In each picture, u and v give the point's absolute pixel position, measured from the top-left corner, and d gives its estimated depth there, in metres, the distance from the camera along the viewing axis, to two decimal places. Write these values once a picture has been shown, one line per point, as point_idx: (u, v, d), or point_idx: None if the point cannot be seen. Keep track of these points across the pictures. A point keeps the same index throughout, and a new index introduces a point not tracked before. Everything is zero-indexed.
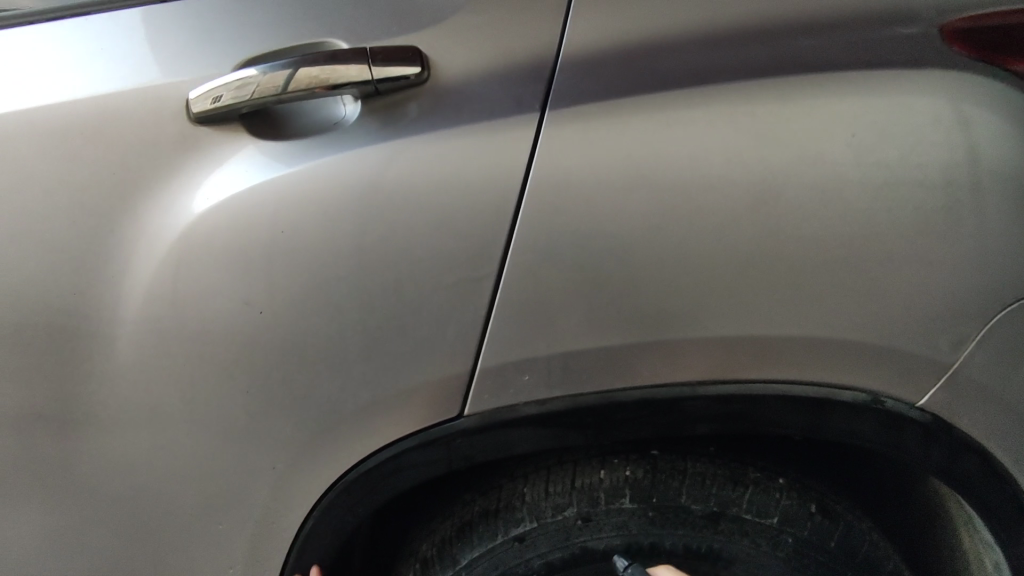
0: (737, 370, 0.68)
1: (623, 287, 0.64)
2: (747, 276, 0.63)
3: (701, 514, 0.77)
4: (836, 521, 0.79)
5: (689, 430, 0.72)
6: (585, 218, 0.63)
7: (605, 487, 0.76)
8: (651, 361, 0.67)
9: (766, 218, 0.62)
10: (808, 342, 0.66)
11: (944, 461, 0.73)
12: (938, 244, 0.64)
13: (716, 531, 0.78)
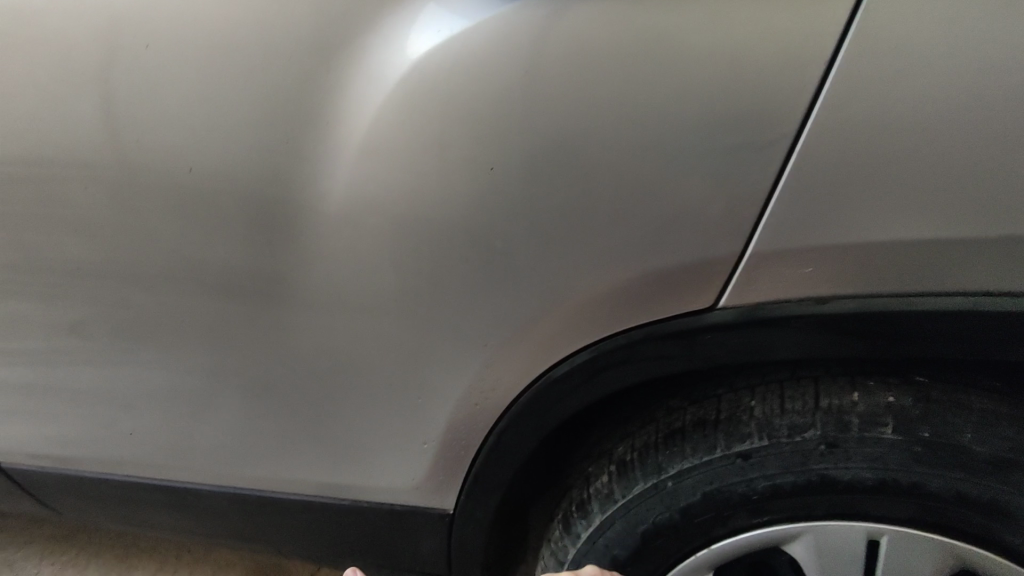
0: None
1: (967, 167, 0.47)
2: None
3: (986, 459, 0.58)
4: None
5: (1001, 357, 0.53)
6: (931, 67, 0.45)
7: (871, 417, 0.59)
8: (994, 270, 0.50)
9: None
10: None
11: None
12: None
13: (1003, 480, 0.58)
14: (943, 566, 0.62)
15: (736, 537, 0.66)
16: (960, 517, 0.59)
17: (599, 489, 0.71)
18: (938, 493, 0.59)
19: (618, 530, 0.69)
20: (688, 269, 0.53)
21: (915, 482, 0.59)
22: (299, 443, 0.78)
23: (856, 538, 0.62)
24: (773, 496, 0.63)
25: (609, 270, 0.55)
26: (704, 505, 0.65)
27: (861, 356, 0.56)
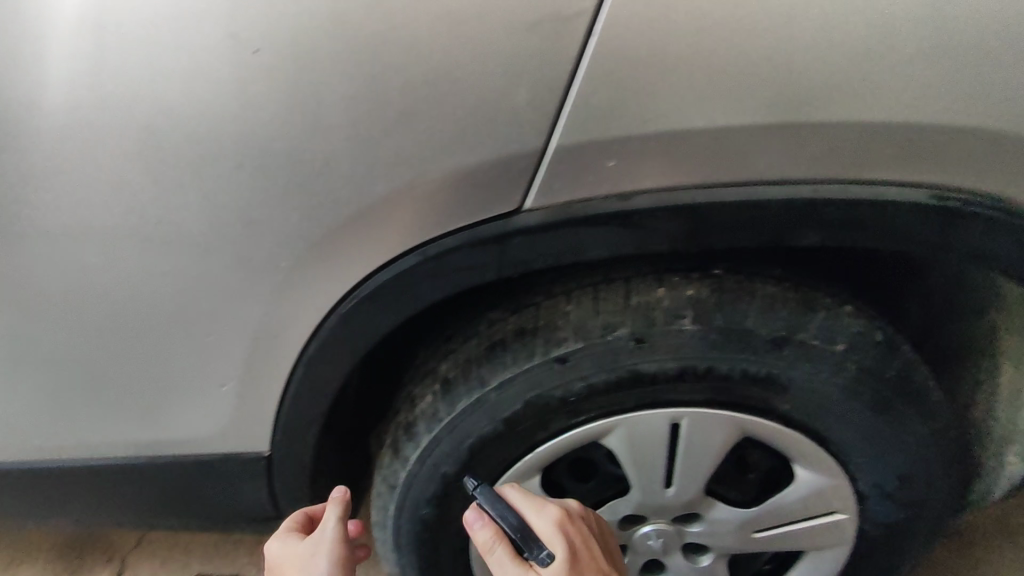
0: (864, 165, 0.49)
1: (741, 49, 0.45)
2: (957, 41, 0.45)
3: (767, 339, 0.60)
4: (897, 351, 0.64)
5: (793, 242, 0.51)
6: None
7: (672, 310, 0.60)
8: (779, 155, 0.48)
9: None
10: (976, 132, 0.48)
11: None
12: None
13: (778, 356, 0.61)
14: (728, 438, 0.67)
15: (559, 439, 0.67)
16: (745, 393, 0.63)
17: (424, 410, 0.68)
18: (727, 375, 0.62)
19: (444, 447, 0.67)
20: (494, 167, 0.48)
21: (708, 365, 0.61)
22: (72, 402, 0.64)
23: (660, 423, 0.66)
24: (587, 396, 0.63)
25: (406, 174, 0.48)
26: (525, 413, 0.64)
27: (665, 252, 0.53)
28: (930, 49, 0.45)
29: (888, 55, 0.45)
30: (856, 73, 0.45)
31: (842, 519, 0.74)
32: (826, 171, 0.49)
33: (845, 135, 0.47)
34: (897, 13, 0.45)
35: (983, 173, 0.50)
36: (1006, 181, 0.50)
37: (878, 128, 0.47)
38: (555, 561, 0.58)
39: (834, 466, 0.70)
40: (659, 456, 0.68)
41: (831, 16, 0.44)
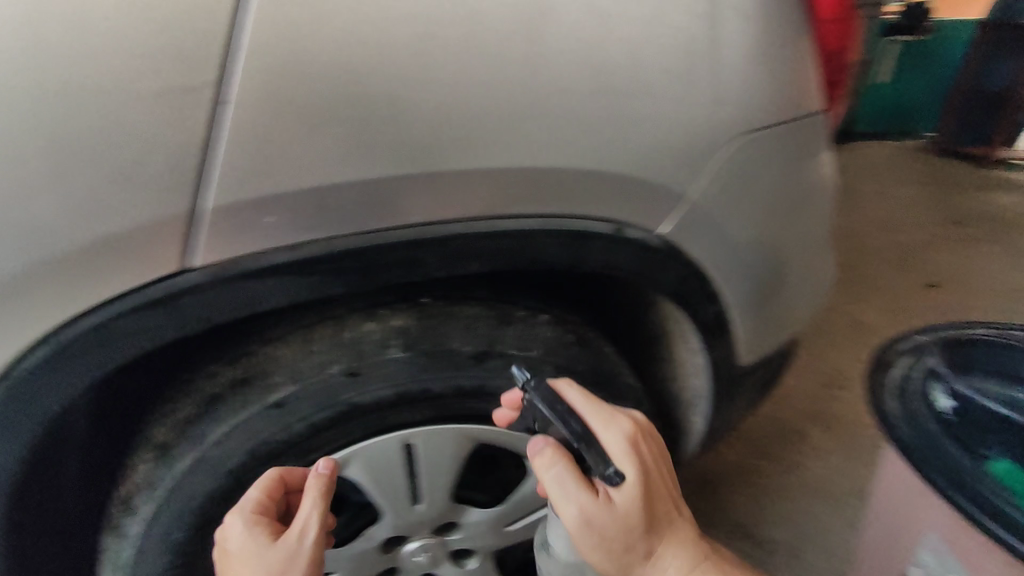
0: (509, 203, 0.58)
1: (375, 115, 0.51)
2: (557, 101, 0.56)
3: (470, 355, 0.68)
4: (587, 349, 0.76)
5: (462, 272, 0.59)
6: (327, 32, 0.49)
7: (380, 340, 0.65)
8: (430, 201, 0.55)
9: (574, 27, 0.55)
10: (594, 173, 0.59)
11: (684, 294, 0.71)
12: (688, 92, 0.62)
13: (483, 369, 0.69)
14: (460, 449, 0.73)
15: None
16: (463, 405, 0.70)
17: (141, 479, 0.64)
18: (441, 393, 0.68)
19: (167, 518, 0.64)
20: (143, 230, 0.49)
21: (423, 387, 0.67)
22: None
23: (393, 448, 0.70)
24: (312, 436, 0.65)
25: (46, 244, 0.48)
26: (251, 465, 0.64)
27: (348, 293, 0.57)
28: (537, 103, 0.55)
29: (500, 109, 0.54)
30: (478, 128, 0.54)
31: None
32: (473, 210, 0.57)
33: (479, 180, 0.56)
34: (503, 80, 0.54)
35: (602, 202, 0.61)
36: (622, 207, 0.62)
37: (505, 172, 0.56)
38: (627, 482, 0.58)
39: None
40: (400, 476, 0.72)
41: (450, 78, 0.52)
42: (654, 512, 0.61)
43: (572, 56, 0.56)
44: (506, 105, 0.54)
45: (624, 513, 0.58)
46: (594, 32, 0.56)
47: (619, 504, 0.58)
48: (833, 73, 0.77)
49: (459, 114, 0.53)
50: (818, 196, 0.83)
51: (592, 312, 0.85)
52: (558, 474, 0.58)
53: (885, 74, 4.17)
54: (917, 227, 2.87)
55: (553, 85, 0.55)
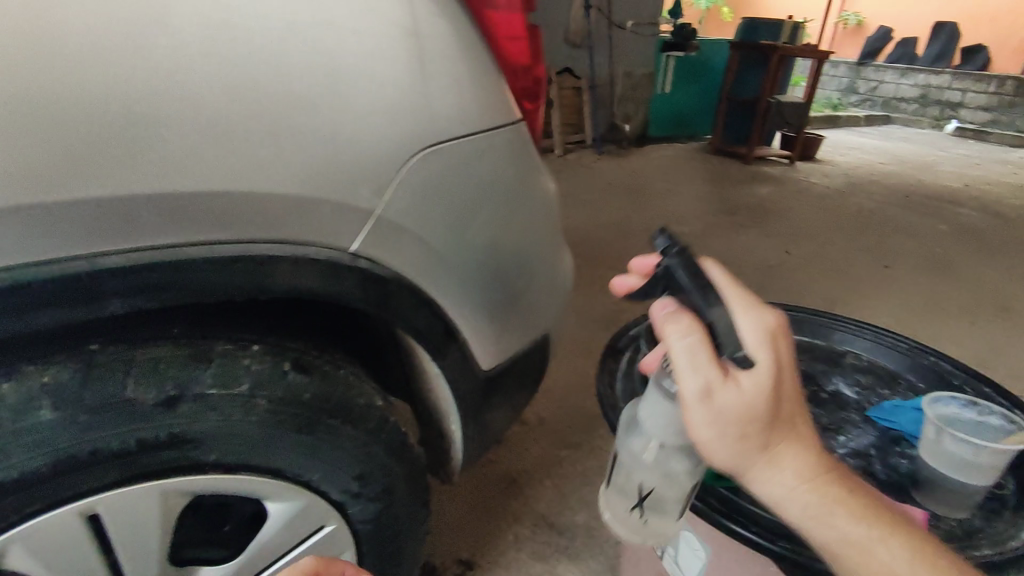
0: (145, 231, 0.55)
1: None
2: (180, 125, 0.55)
3: (153, 403, 0.61)
4: (312, 374, 0.73)
5: (101, 311, 0.56)
6: None
7: (25, 401, 0.57)
8: (35, 238, 0.51)
9: (187, 52, 0.54)
10: (260, 190, 0.59)
11: (398, 311, 0.71)
12: (342, 110, 0.62)
13: (173, 416, 0.63)
14: (162, 511, 0.67)
15: None
16: (157, 458, 0.64)
17: None
18: (121, 450, 0.61)
19: None
20: None
21: (92, 448, 0.60)
22: None
23: (66, 525, 0.62)
24: None
25: None
26: None
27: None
28: (147, 126, 0.53)
29: (113, 132, 0.52)
30: (79, 158, 0.51)
31: (332, 530, 0.82)
32: (102, 242, 0.54)
33: (95, 212, 0.53)
34: (105, 107, 0.52)
35: (269, 222, 0.61)
36: (295, 225, 0.62)
37: (129, 198, 0.54)
38: (759, 365, 0.51)
39: (299, 489, 0.77)
40: (88, 552, 0.64)
41: (28, 108, 0.49)
42: (789, 393, 0.54)
43: (196, 76, 0.55)
44: (120, 126, 0.52)
45: (753, 396, 0.51)
46: (219, 49, 0.56)
47: (749, 387, 0.51)
48: (523, 84, 0.84)
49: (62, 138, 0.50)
50: (536, 200, 0.88)
51: (329, 334, 0.83)
52: (690, 335, 0.52)
53: (667, 87, 4.73)
54: (698, 219, 3.27)
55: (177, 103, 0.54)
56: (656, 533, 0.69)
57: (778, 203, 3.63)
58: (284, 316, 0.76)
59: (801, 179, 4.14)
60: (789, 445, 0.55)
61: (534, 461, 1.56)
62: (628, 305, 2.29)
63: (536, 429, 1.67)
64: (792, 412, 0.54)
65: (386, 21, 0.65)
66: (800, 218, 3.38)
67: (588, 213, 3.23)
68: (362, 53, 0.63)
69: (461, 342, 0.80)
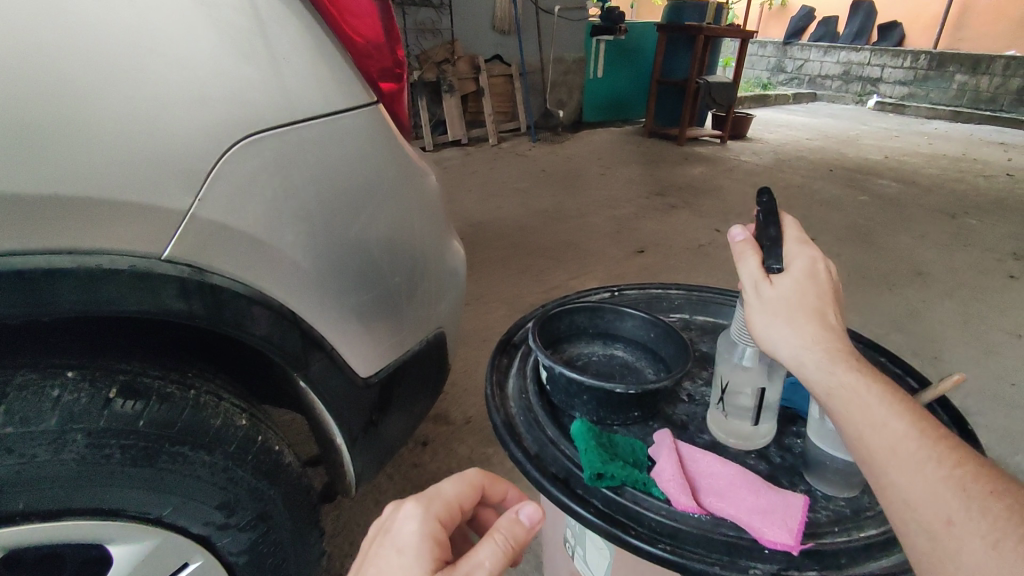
0: None
1: None
2: None
3: None
4: (148, 398, 0.64)
5: None
6: None
7: None
8: None
9: None
10: (12, 199, 0.49)
11: (235, 323, 0.64)
12: (129, 95, 0.53)
13: None
14: None
15: None
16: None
17: None
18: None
19: None
20: None
21: None
22: None
23: None
24: None
25: None
26: None
27: None
28: None
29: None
30: None
31: (201, 565, 0.72)
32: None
33: None
34: None
35: (45, 231, 0.52)
36: (82, 234, 0.53)
37: None
38: (792, 274, 0.60)
39: (148, 527, 0.67)
40: None
41: None
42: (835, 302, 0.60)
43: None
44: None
45: (788, 295, 0.59)
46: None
47: (779, 286, 0.60)
48: (380, 64, 0.77)
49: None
50: (408, 189, 0.81)
51: (190, 347, 0.73)
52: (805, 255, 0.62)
53: (599, 71, 4.71)
54: (632, 202, 3.27)
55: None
56: (724, 432, 0.72)
57: (710, 182, 3.67)
58: (122, 335, 0.66)
59: (732, 158, 4.21)
60: (808, 321, 0.58)
61: (460, 461, 1.50)
62: (561, 293, 2.26)
63: (464, 427, 1.61)
64: (829, 308, 0.59)
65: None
66: (732, 196, 3.42)
67: (522, 201, 3.18)
68: (149, 26, 0.54)
69: (327, 350, 0.73)
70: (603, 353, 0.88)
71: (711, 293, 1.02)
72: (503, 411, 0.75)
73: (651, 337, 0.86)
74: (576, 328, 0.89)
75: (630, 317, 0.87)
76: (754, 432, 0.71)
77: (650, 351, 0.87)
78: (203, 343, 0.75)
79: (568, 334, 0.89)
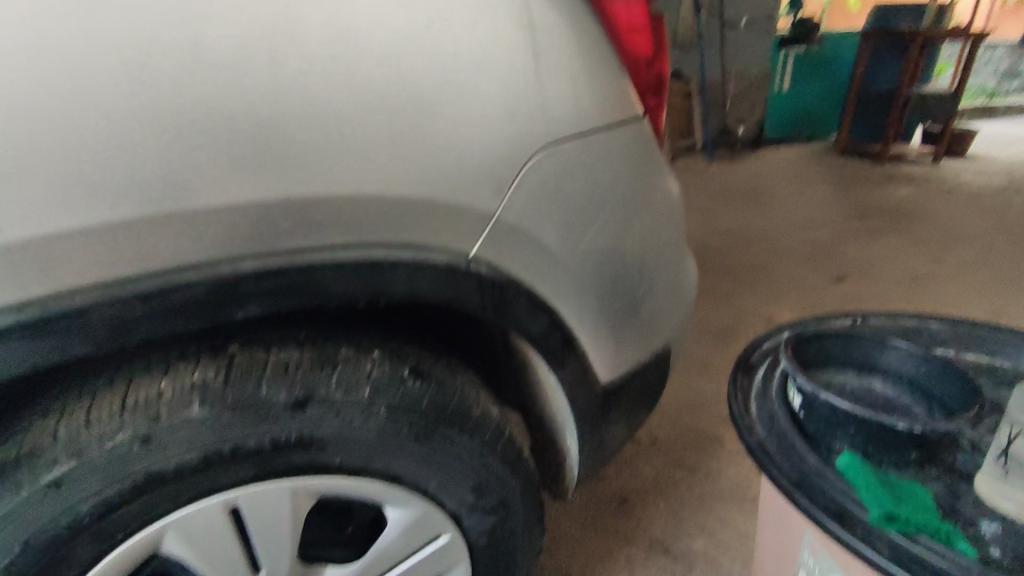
0: (285, 231, 0.56)
1: (122, 161, 0.50)
2: (315, 132, 0.56)
3: (285, 403, 0.64)
4: (429, 381, 0.72)
5: (234, 315, 0.57)
6: (58, 83, 0.48)
7: (177, 398, 0.61)
8: (188, 241, 0.53)
9: (320, 59, 0.55)
10: (376, 197, 0.59)
11: (519, 321, 0.69)
12: (465, 112, 0.62)
13: (303, 418, 0.65)
14: (296, 510, 0.69)
15: (104, 562, 0.62)
16: (287, 459, 0.67)
17: None
18: (258, 448, 0.64)
19: None
20: None
21: (232, 445, 0.63)
22: None
23: (214, 514, 0.65)
24: (107, 512, 0.61)
25: None
26: (43, 545, 0.60)
27: (103, 355, 0.54)
28: (290, 135, 0.55)
29: (244, 135, 0.53)
30: (229, 163, 0.53)
31: (449, 538, 0.79)
32: (238, 248, 0.55)
33: (242, 216, 0.54)
34: (248, 115, 0.53)
35: (390, 226, 0.60)
36: (412, 230, 0.61)
37: (278, 203, 0.55)
38: None
39: (417, 496, 0.75)
40: (231, 545, 0.67)
41: (185, 117, 0.52)
42: None
43: (318, 84, 0.55)
44: (249, 131, 0.54)
45: None
46: (343, 58, 0.56)
47: None
48: (646, 81, 0.81)
49: (197, 146, 0.52)
50: (658, 204, 0.82)
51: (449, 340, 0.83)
52: None
53: (787, 85, 4.41)
54: (827, 225, 2.98)
55: (302, 115, 0.55)
56: (998, 487, 0.62)
57: (922, 205, 3.23)
58: (401, 322, 0.77)
59: (951, 178, 3.66)
60: None
61: (648, 482, 1.47)
62: (751, 319, 2.12)
63: (650, 447, 1.58)
64: None
65: (506, 20, 0.63)
66: (953, 222, 2.97)
67: (701, 220, 3.06)
68: (485, 54, 0.62)
69: (580, 352, 0.77)
70: (857, 385, 0.81)
71: (988, 329, 0.89)
72: (755, 433, 0.72)
73: (920, 373, 0.77)
74: (826, 356, 0.83)
75: (894, 350, 0.79)
76: None
77: (917, 388, 0.78)
78: (457, 336, 0.83)
79: (817, 361, 0.83)
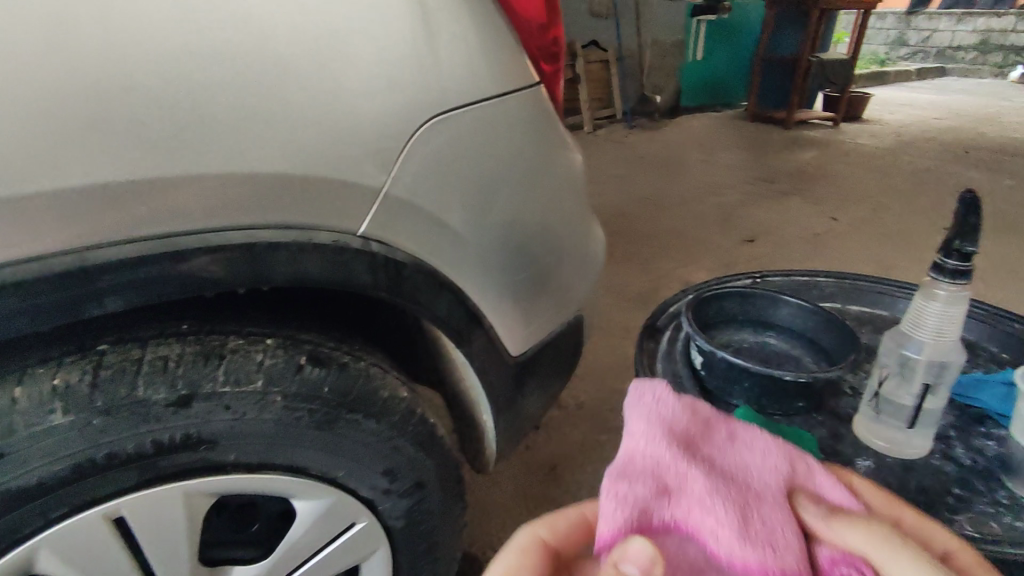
0: (142, 217, 0.51)
1: None
2: (168, 104, 0.50)
3: (165, 402, 0.60)
4: (330, 366, 0.69)
5: (91, 312, 0.52)
6: None
7: (34, 407, 0.55)
8: (22, 232, 0.47)
9: (165, 22, 0.50)
10: (246, 175, 0.54)
11: (419, 299, 0.67)
12: (342, 80, 0.57)
13: (188, 416, 0.61)
14: (191, 514, 0.65)
15: None
16: (173, 461, 0.62)
17: None
18: (137, 452, 0.60)
19: None
20: None
21: (108, 452, 0.58)
22: None
23: (94, 527, 0.60)
24: None
25: None
26: None
27: None
28: (137, 108, 0.49)
29: (79, 109, 0.47)
30: (64, 140, 0.47)
31: (365, 526, 0.77)
32: (86, 238, 0.49)
33: (87, 202, 0.48)
34: (83, 85, 0.47)
35: (267, 206, 0.56)
36: (292, 210, 0.57)
37: (130, 186, 0.50)
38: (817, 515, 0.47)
39: (325, 486, 0.72)
40: (119, 558, 0.62)
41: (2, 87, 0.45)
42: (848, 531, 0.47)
43: (167, 50, 0.50)
44: (86, 105, 0.47)
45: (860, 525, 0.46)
46: (195, 21, 0.51)
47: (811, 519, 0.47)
48: (541, 48, 0.80)
49: (20, 121, 0.45)
50: (560, 172, 0.82)
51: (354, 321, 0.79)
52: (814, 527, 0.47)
53: (700, 53, 4.52)
54: (739, 189, 3.11)
55: (150, 85, 0.49)
56: (872, 431, 0.69)
57: (823, 166, 3.44)
58: (298, 306, 0.73)
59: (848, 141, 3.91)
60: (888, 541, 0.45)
61: (574, 447, 1.51)
62: (669, 283, 2.20)
63: (575, 413, 1.61)
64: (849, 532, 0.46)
65: None
66: (849, 182, 3.18)
67: (622, 188, 3.12)
68: (360, 16, 0.58)
69: (486, 327, 0.76)
70: (754, 341, 0.85)
71: (868, 281, 0.95)
72: None
73: (809, 326, 0.82)
74: (726, 315, 0.86)
75: (787, 305, 0.84)
76: (904, 439, 0.67)
77: (807, 340, 0.83)
78: (362, 317, 0.80)
79: (718, 321, 0.86)
